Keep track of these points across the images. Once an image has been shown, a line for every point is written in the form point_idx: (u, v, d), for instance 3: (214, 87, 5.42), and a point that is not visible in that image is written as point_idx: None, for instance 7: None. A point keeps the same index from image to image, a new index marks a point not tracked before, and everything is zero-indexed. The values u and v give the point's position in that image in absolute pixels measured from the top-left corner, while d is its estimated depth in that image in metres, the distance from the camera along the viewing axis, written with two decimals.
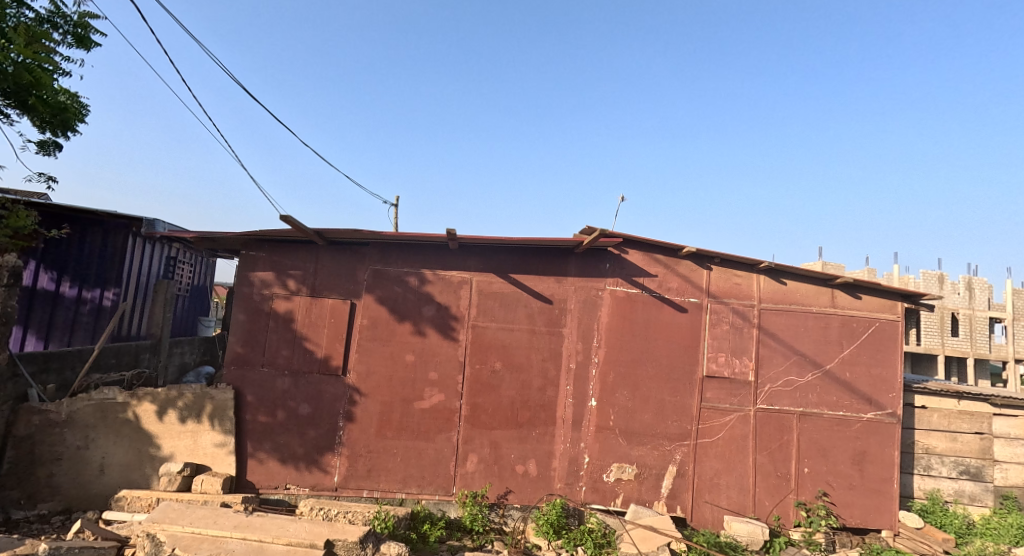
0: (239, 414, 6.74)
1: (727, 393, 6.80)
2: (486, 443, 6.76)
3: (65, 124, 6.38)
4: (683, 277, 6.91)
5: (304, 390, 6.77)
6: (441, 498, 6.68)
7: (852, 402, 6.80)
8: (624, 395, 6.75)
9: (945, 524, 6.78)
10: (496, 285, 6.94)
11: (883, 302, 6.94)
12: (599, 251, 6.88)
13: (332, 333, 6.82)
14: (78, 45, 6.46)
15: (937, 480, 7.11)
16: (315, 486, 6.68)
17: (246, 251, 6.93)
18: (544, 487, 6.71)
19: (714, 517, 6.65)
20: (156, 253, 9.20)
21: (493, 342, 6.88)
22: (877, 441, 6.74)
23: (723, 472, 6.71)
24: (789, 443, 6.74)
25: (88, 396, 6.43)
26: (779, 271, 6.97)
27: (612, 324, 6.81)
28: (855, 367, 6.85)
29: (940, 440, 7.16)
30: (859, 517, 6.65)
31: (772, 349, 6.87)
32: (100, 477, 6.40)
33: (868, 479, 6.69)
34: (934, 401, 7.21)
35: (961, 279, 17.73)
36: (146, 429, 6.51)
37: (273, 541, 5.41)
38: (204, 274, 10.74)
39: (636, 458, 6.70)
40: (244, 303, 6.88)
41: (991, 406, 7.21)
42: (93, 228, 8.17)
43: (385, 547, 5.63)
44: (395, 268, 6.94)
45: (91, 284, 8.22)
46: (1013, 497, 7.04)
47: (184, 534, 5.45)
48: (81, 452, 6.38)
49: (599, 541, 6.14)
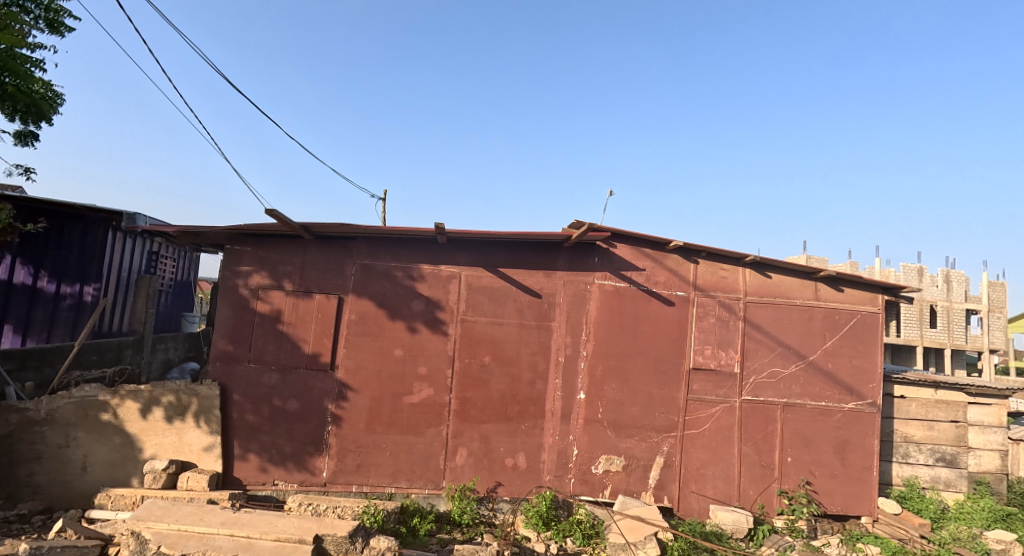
0: (225, 411, 6.66)
1: (713, 385, 6.90)
2: (475, 436, 6.78)
3: (39, 113, 6.27)
4: (671, 271, 6.97)
5: (292, 386, 6.71)
6: (431, 492, 6.70)
7: (834, 393, 6.95)
8: (613, 388, 6.82)
9: (921, 509, 6.98)
10: (486, 279, 6.94)
11: (865, 294, 7.08)
12: (587, 245, 6.91)
13: (319, 328, 6.77)
14: (50, 31, 6.32)
15: (915, 467, 7.31)
16: (304, 482, 6.65)
17: (231, 246, 6.83)
18: (533, 480, 6.76)
19: (700, 506, 6.77)
20: (136, 247, 9.03)
21: (482, 337, 6.89)
22: (858, 430, 6.90)
23: (710, 462, 6.82)
24: (773, 433, 6.88)
25: (69, 394, 6.31)
26: (764, 264, 7.07)
27: (601, 318, 6.85)
28: (838, 358, 6.99)
29: (918, 429, 7.36)
30: (841, 504, 6.82)
31: (757, 341, 6.99)
32: (82, 475, 6.30)
33: (850, 467, 6.86)
34: (912, 391, 7.41)
35: (940, 272, 18.52)
36: (129, 427, 6.41)
37: (261, 537, 5.38)
38: (188, 268, 10.57)
39: (625, 450, 6.78)
40: (230, 299, 6.78)
41: (967, 395, 7.43)
42: (71, 222, 7.97)
43: (374, 541, 5.56)
44: (383, 263, 6.90)
45: (70, 279, 8.02)
46: (985, 482, 7.29)
47: (170, 531, 5.40)
48: (62, 450, 6.27)
49: (587, 532, 6.26)
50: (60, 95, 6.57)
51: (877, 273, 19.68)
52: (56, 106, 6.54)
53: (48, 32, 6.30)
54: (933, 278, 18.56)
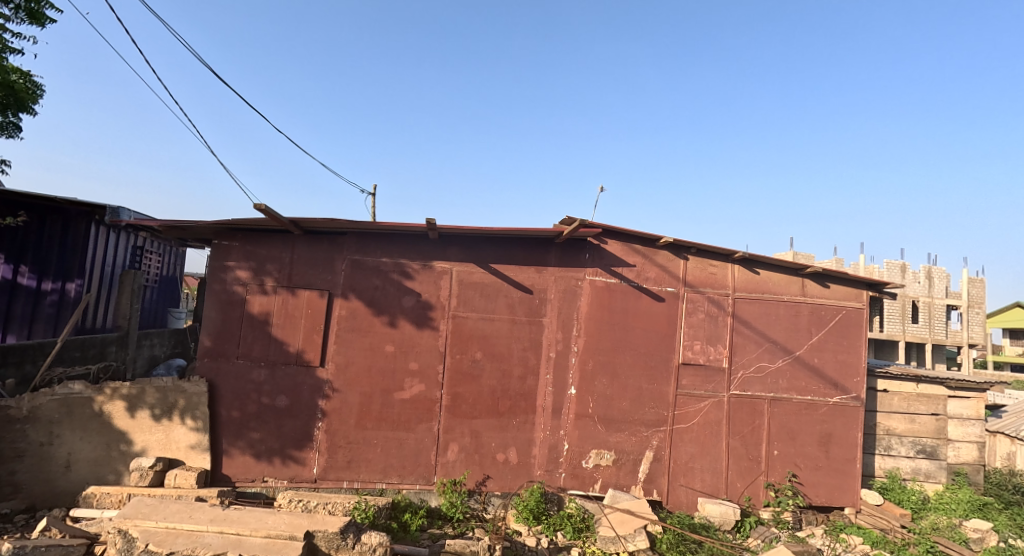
0: (213, 407, 6.59)
1: (702, 380, 6.98)
2: (467, 432, 6.80)
3: (19, 105, 6.13)
4: (661, 267, 7.03)
5: (281, 383, 6.66)
6: (422, 488, 6.71)
7: (820, 387, 7.07)
8: (603, 383, 6.87)
9: (902, 500, 7.14)
10: (477, 275, 6.93)
11: (850, 291, 7.21)
12: (578, 242, 6.93)
13: (309, 324, 6.72)
14: (31, 21, 6.16)
15: (897, 460, 7.48)
16: (294, 479, 6.62)
17: (218, 240, 6.75)
18: (524, 474, 6.80)
19: (689, 499, 6.87)
20: (120, 242, 8.86)
21: (473, 333, 6.89)
22: (842, 423, 7.04)
23: (698, 456, 6.92)
24: (760, 427, 6.99)
25: (52, 391, 6.20)
26: (753, 261, 7.15)
27: (592, 313, 6.88)
28: (823, 352, 7.11)
29: (900, 422, 7.53)
30: (825, 495, 6.97)
31: (745, 336, 7.08)
32: (66, 473, 6.20)
33: (834, 459, 7.00)
34: (895, 385, 7.56)
35: (921, 268, 19.05)
36: (115, 424, 6.32)
37: (251, 534, 5.35)
38: (174, 264, 10.42)
39: (615, 444, 6.85)
40: (217, 294, 6.70)
41: (947, 389, 7.60)
42: (52, 216, 7.83)
43: (366, 537, 5.54)
44: (373, 259, 6.86)
45: (52, 276, 7.88)
46: (963, 473, 7.47)
47: (157, 529, 5.34)
48: (46, 448, 6.17)
49: (578, 526, 6.33)
50: (40, 85, 6.41)
51: (863, 269, 20.09)
52: (36, 97, 6.36)
53: (28, 22, 6.13)
54: (916, 275, 19.04)
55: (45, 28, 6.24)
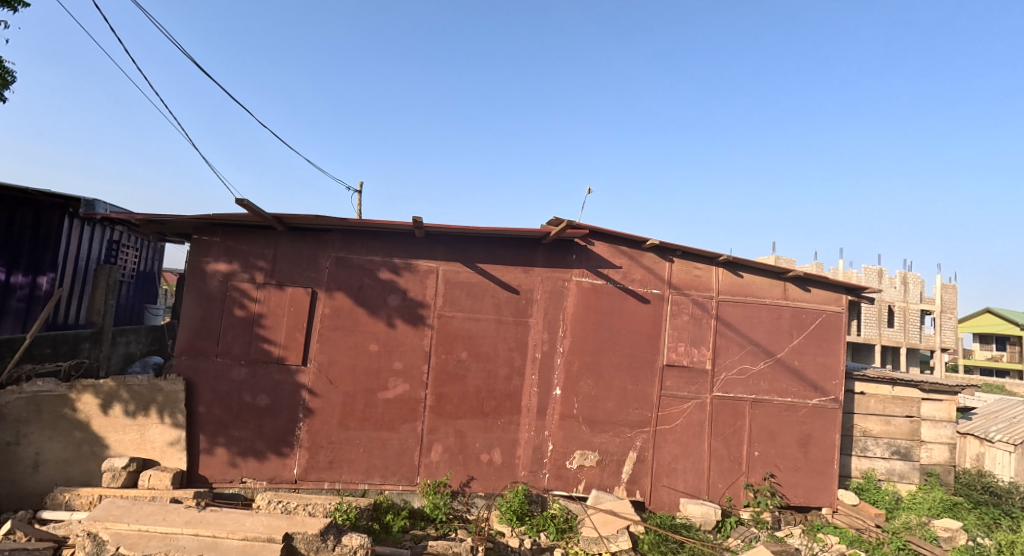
0: (191, 406, 6.44)
1: (685, 382, 7.05)
2: (451, 432, 6.74)
3: None
4: (647, 269, 7.08)
5: (261, 382, 6.53)
6: (405, 489, 6.64)
7: (800, 389, 7.19)
8: (588, 384, 6.88)
9: (877, 500, 7.29)
10: (463, 274, 6.89)
11: (830, 295, 7.34)
12: (565, 243, 6.94)
13: (292, 322, 6.60)
14: (4, 5, 5.96)
15: (872, 461, 7.64)
16: (274, 479, 6.49)
17: (198, 235, 6.59)
18: (508, 475, 6.78)
19: (671, 499, 6.92)
20: (95, 236, 8.62)
21: (458, 333, 6.85)
22: (821, 425, 7.18)
23: (680, 457, 6.97)
24: (741, 428, 7.08)
25: (20, 388, 5.99)
26: (737, 264, 7.24)
27: (577, 313, 6.89)
28: (803, 355, 7.24)
29: (876, 424, 7.69)
30: (803, 495, 7.09)
31: (728, 338, 7.17)
32: (34, 474, 5.98)
33: (812, 460, 7.12)
34: (871, 387, 7.73)
35: (897, 274, 19.63)
36: (88, 423, 6.14)
37: (228, 536, 5.22)
38: (151, 259, 10.22)
39: (599, 444, 6.86)
40: (197, 291, 6.55)
41: (920, 392, 7.80)
42: (23, 207, 7.51)
43: (347, 538, 5.43)
44: (358, 257, 6.78)
45: (23, 270, 7.55)
46: (935, 474, 7.66)
47: (129, 532, 5.18)
48: (12, 448, 5.94)
49: (561, 526, 6.33)
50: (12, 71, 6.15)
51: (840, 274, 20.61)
52: (7, 81, 6.12)
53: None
54: (891, 280, 19.60)
55: (16, 12, 6.03)
